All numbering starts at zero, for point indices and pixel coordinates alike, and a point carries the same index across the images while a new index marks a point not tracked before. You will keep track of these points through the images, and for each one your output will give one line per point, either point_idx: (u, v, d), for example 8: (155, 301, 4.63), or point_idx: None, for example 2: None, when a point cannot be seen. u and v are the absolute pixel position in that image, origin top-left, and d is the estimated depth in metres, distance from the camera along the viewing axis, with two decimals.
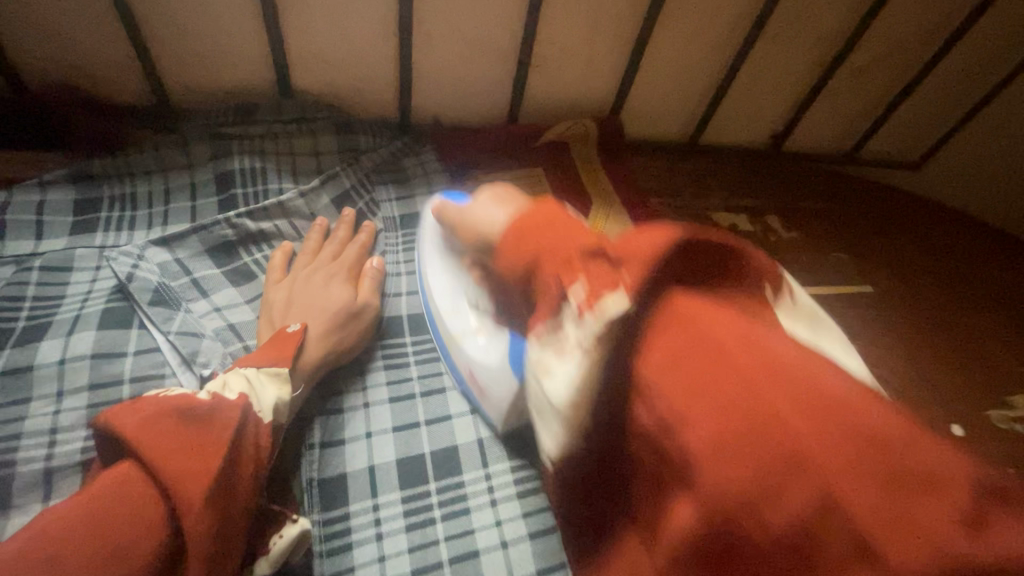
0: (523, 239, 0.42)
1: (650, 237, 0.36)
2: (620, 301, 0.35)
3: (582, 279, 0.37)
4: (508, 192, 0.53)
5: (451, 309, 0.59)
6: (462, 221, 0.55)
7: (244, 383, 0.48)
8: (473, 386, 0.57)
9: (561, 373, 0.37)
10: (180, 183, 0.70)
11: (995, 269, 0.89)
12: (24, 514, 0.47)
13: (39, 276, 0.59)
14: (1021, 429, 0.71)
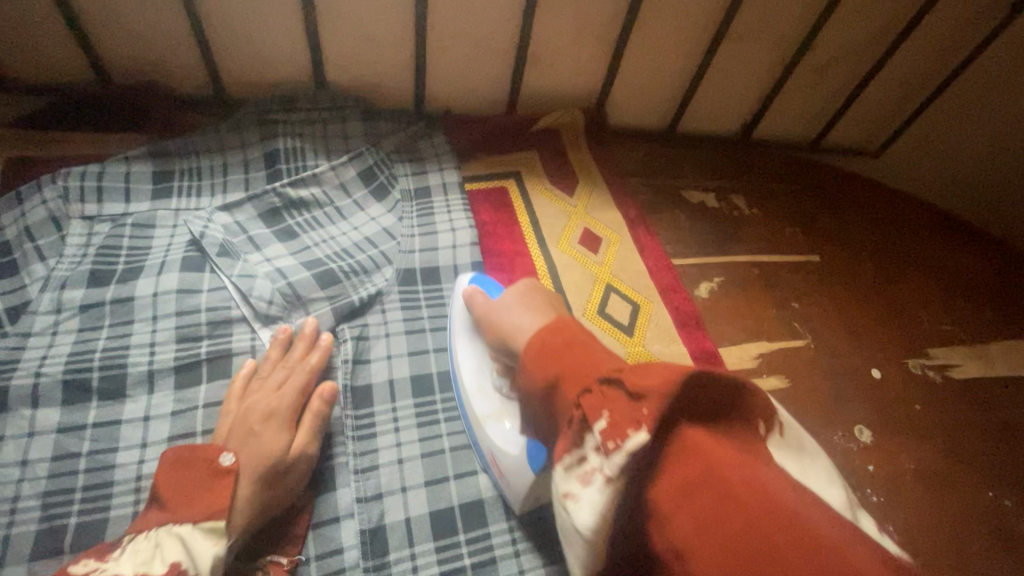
0: (549, 359, 0.48)
1: (661, 374, 0.40)
2: (641, 438, 0.38)
3: (606, 414, 0.41)
4: (534, 295, 0.62)
5: (478, 391, 0.65)
6: (491, 317, 0.63)
7: (175, 547, 0.48)
8: (494, 468, 0.62)
9: (585, 502, 0.40)
10: (236, 159, 0.85)
11: (929, 244, 1.04)
12: (134, 402, 0.63)
13: (132, 231, 0.75)
14: (932, 374, 0.85)
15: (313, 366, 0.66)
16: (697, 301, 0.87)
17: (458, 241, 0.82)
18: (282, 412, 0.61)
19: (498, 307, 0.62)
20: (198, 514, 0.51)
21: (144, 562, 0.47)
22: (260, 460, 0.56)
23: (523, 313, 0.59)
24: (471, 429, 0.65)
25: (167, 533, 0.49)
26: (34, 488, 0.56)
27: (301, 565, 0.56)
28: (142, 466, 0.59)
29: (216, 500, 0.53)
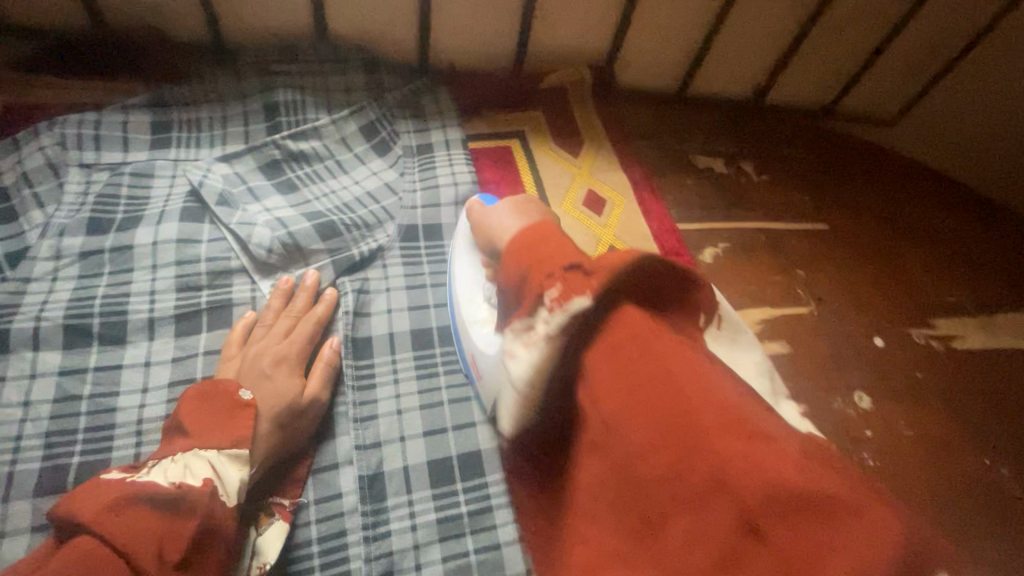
0: (519, 253, 0.48)
1: (616, 256, 0.43)
2: (585, 299, 0.41)
3: (560, 284, 0.43)
4: (528, 203, 0.64)
5: (468, 299, 0.66)
6: (485, 220, 0.65)
7: (208, 468, 0.50)
8: (473, 369, 0.64)
9: (524, 357, 0.43)
10: (235, 111, 0.83)
11: (940, 215, 1.02)
12: (135, 348, 0.63)
13: (130, 180, 0.74)
14: (936, 344, 0.85)
15: (319, 317, 0.67)
16: (701, 265, 0.86)
17: (460, 197, 0.81)
18: (288, 358, 0.62)
19: (492, 218, 0.64)
20: (222, 439, 0.53)
21: (178, 476, 0.48)
22: (264, 403, 0.57)
23: (514, 217, 0.62)
24: (459, 334, 0.67)
25: (198, 455, 0.51)
26: (36, 428, 0.57)
27: (301, 509, 0.57)
28: (143, 410, 0.60)
29: (237, 430, 0.54)
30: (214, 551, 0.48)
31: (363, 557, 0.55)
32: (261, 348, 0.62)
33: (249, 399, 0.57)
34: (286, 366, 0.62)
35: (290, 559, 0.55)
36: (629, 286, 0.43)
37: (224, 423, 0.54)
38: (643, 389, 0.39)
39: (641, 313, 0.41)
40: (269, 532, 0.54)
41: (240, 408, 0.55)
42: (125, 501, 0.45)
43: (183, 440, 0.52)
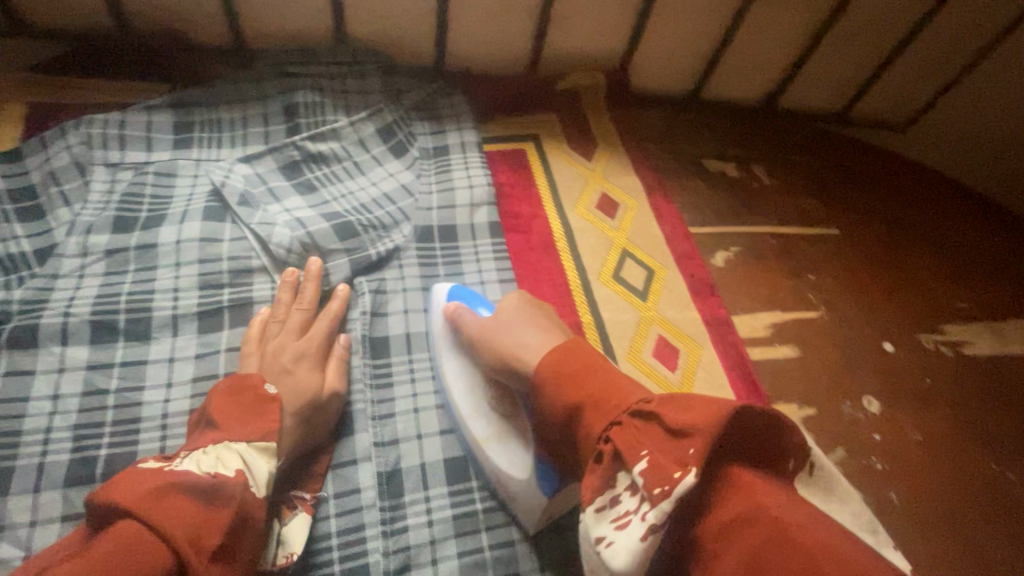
0: (565, 382, 0.50)
1: (703, 408, 0.42)
2: (689, 479, 0.38)
3: (646, 457, 0.41)
4: (528, 312, 0.63)
5: (474, 413, 0.63)
6: (484, 338, 0.62)
7: (238, 459, 0.52)
8: (501, 489, 0.60)
9: (622, 546, 0.39)
10: (256, 113, 0.84)
11: (951, 221, 1.02)
12: (159, 344, 0.65)
13: (154, 179, 0.76)
14: (945, 350, 0.85)
15: (335, 313, 0.68)
16: (712, 269, 0.87)
17: (476, 200, 0.82)
18: (308, 355, 0.63)
19: (494, 327, 0.62)
20: (250, 432, 0.55)
21: (211, 466, 0.50)
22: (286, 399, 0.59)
23: (526, 333, 0.60)
24: (469, 453, 0.63)
25: (228, 446, 0.52)
26: (65, 421, 0.58)
27: (321, 502, 0.59)
28: (167, 405, 0.61)
29: (263, 423, 0.56)
30: (244, 542, 0.49)
31: (381, 550, 0.56)
32: (282, 345, 0.64)
33: (275, 393, 0.58)
34: (305, 362, 0.63)
35: (312, 551, 0.56)
36: (719, 446, 0.42)
37: (251, 416, 0.56)
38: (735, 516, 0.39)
39: (749, 474, 0.41)
40: (293, 523, 0.56)
41: (266, 402, 0.57)
42: (161, 490, 0.46)
43: (211, 434, 0.54)
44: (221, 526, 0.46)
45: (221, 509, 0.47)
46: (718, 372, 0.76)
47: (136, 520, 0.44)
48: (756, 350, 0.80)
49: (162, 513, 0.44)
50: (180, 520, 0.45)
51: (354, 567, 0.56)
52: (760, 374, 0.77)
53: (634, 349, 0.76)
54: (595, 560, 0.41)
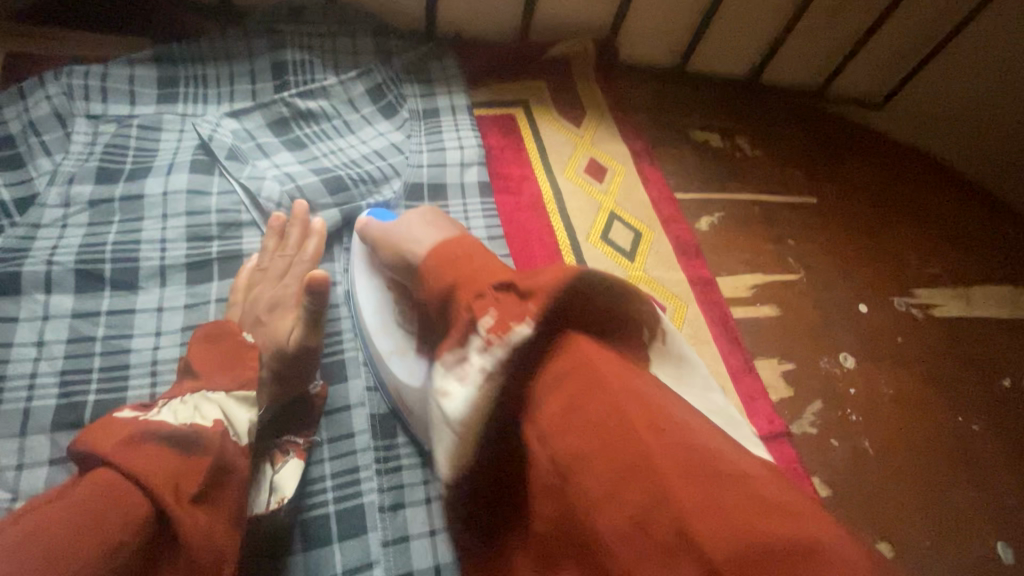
0: (444, 269, 0.47)
1: (556, 271, 0.42)
2: (523, 327, 0.40)
3: (493, 310, 0.42)
4: (438, 220, 0.59)
5: (379, 327, 0.62)
6: (384, 237, 0.60)
7: (218, 410, 0.52)
8: (400, 404, 0.60)
9: (459, 395, 0.41)
10: (242, 70, 0.83)
11: (923, 191, 1.06)
12: (148, 293, 0.64)
13: (138, 132, 0.74)
14: (916, 311, 0.89)
15: (313, 254, 0.67)
16: (696, 233, 0.89)
17: (466, 160, 0.83)
18: (284, 303, 0.63)
19: (395, 230, 0.59)
20: (229, 383, 0.54)
21: (188, 416, 0.50)
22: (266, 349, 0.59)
23: (425, 229, 0.57)
24: (374, 363, 0.63)
25: (206, 397, 0.52)
26: (51, 366, 0.57)
27: (315, 447, 0.60)
28: (158, 352, 0.61)
29: (243, 372, 0.56)
30: (226, 489, 0.49)
31: (376, 489, 0.57)
32: (263, 296, 0.63)
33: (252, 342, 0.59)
34: (281, 311, 0.62)
35: (305, 493, 0.57)
36: (566, 305, 0.41)
37: (233, 365, 0.56)
38: (595, 414, 0.36)
39: (589, 340, 0.40)
40: (285, 469, 0.56)
41: (247, 351, 0.57)
42: (139, 439, 0.45)
43: (193, 382, 0.53)
44: (199, 475, 0.46)
45: (198, 459, 0.47)
46: (702, 329, 0.78)
47: (113, 470, 0.43)
48: (738, 309, 0.82)
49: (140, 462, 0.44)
50: (158, 470, 0.44)
51: (349, 507, 0.57)
52: (742, 332, 0.80)
53: None
54: (438, 411, 0.43)
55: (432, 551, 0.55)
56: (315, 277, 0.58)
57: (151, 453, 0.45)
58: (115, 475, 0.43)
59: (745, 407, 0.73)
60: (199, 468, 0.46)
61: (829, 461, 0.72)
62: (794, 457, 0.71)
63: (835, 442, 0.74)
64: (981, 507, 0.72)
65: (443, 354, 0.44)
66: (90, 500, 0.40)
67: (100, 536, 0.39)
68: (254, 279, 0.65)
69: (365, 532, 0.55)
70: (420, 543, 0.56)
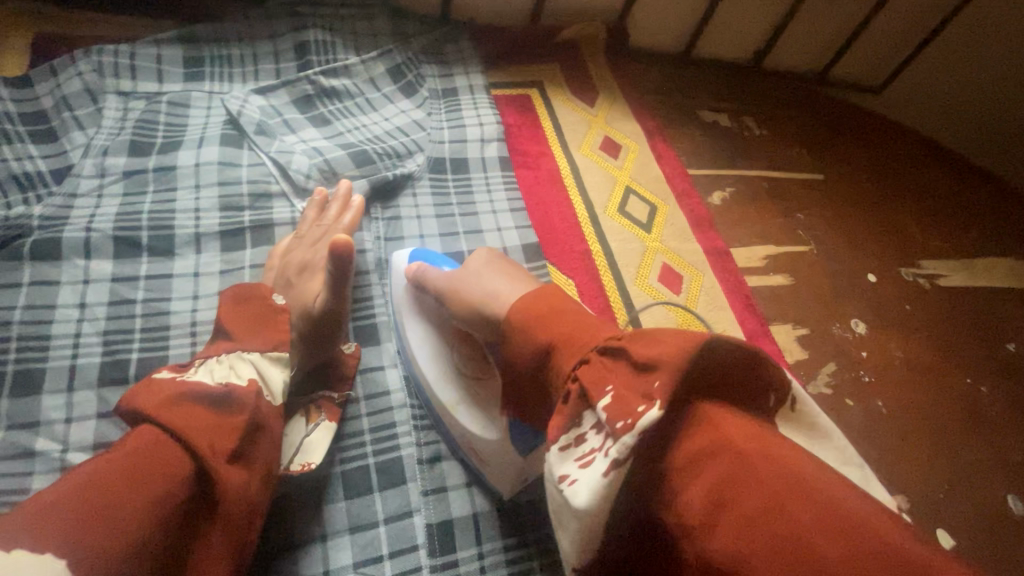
0: (536, 326, 0.42)
1: (670, 341, 0.34)
2: (653, 411, 0.31)
3: (609, 391, 0.34)
4: (502, 263, 0.55)
5: (440, 378, 0.59)
6: (447, 291, 0.55)
7: (252, 369, 0.53)
8: (472, 455, 0.57)
9: (582, 486, 0.33)
10: (266, 50, 0.85)
11: (925, 169, 1.09)
12: (184, 259, 0.65)
13: (168, 108, 0.76)
14: (923, 281, 0.92)
15: (344, 224, 0.68)
16: (709, 207, 0.91)
17: (486, 136, 0.85)
18: (312, 266, 0.64)
19: (458, 279, 0.55)
20: (263, 344, 0.56)
21: (224, 375, 0.50)
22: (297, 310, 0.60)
23: (495, 280, 0.52)
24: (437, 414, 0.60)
25: (241, 356, 0.53)
26: (94, 327, 0.59)
27: (352, 403, 0.61)
28: (196, 314, 0.62)
29: (275, 334, 0.57)
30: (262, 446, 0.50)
31: (413, 443, 0.60)
32: (294, 263, 0.65)
33: (283, 305, 0.60)
34: (310, 273, 0.64)
35: (343, 447, 0.59)
36: (696, 379, 0.32)
37: (265, 327, 0.57)
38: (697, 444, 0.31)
39: (732, 413, 0.32)
40: (317, 431, 0.57)
41: (277, 313, 0.58)
42: (179, 396, 0.46)
43: (228, 343, 0.54)
44: (236, 432, 0.47)
45: (237, 416, 0.48)
46: (718, 296, 0.81)
47: (156, 426, 0.44)
48: (751, 279, 0.84)
49: (184, 417, 0.45)
50: (199, 427, 0.45)
51: (387, 459, 0.59)
52: (756, 300, 0.82)
53: (641, 275, 0.80)
54: (556, 497, 0.35)
55: (468, 500, 0.58)
56: (337, 239, 0.55)
57: (192, 410, 0.46)
58: (155, 432, 0.43)
59: None
60: (232, 424, 0.47)
61: (844, 420, 0.74)
62: None
63: (849, 402, 0.76)
64: (989, 465, 0.75)
65: (549, 434, 0.37)
66: (136, 454, 0.42)
67: (145, 490, 0.40)
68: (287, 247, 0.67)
69: (405, 483, 0.58)
70: (458, 494, 0.58)
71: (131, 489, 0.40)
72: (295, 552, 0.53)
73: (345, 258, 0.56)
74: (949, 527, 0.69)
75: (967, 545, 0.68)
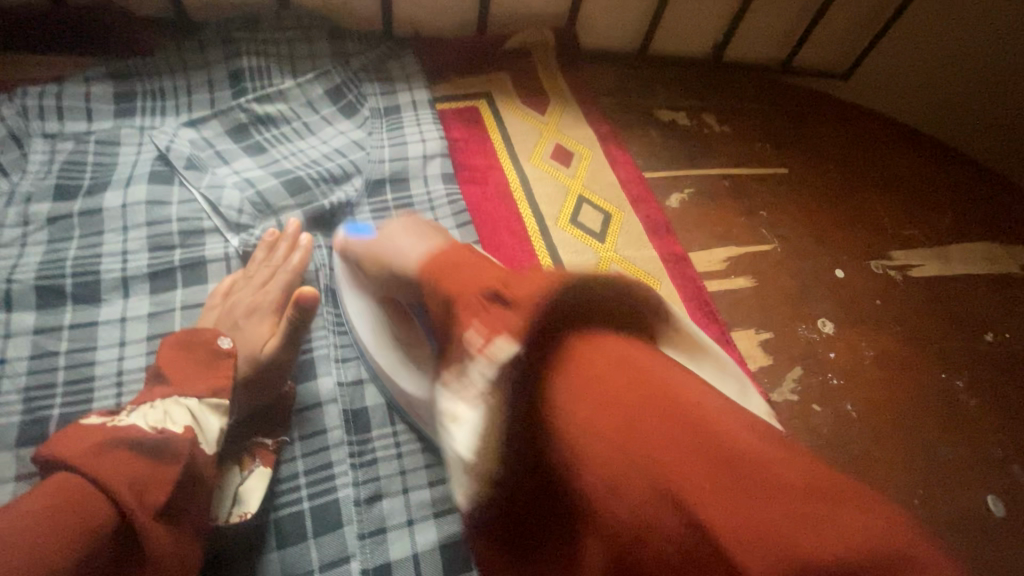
0: (441, 277, 0.48)
1: (530, 284, 0.41)
2: (507, 344, 0.38)
3: (478, 326, 0.41)
4: (417, 223, 0.59)
5: (377, 343, 0.61)
6: (375, 252, 0.59)
7: (188, 416, 0.49)
8: (411, 410, 0.60)
9: (466, 421, 0.40)
10: (200, 80, 0.82)
11: (895, 154, 1.05)
12: (110, 305, 0.63)
13: (95, 147, 0.74)
14: (894, 274, 0.88)
15: (296, 265, 0.66)
16: (668, 210, 0.88)
17: (429, 153, 0.82)
18: (262, 308, 0.63)
19: (379, 239, 0.59)
20: (201, 389, 0.53)
21: (158, 421, 0.48)
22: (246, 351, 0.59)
23: (410, 237, 0.56)
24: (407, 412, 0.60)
25: (176, 402, 0.50)
26: (13, 383, 0.57)
27: (287, 444, 0.59)
28: (123, 362, 0.60)
29: (216, 379, 0.54)
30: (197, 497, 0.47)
31: (350, 482, 0.57)
32: (241, 305, 0.62)
33: (230, 348, 0.56)
34: (257, 315, 0.62)
35: (276, 493, 0.56)
36: (557, 319, 0.38)
37: (203, 372, 0.53)
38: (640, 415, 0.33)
39: (591, 346, 0.37)
40: (251, 478, 0.55)
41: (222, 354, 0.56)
42: (105, 447, 0.44)
43: (160, 389, 0.52)
44: (169, 482, 0.44)
45: (168, 465, 0.45)
46: (678, 304, 0.78)
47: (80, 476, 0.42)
48: (714, 283, 0.82)
49: (106, 470, 0.42)
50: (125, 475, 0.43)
51: (324, 502, 0.56)
52: (718, 304, 0.80)
53: None
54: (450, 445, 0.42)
55: (411, 540, 0.56)
56: (304, 293, 0.59)
57: (115, 461, 0.43)
58: (78, 480, 0.41)
59: None
60: (165, 475, 0.44)
61: (813, 427, 0.71)
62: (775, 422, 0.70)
63: (817, 406, 0.73)
64: (968, 465, 0.72)
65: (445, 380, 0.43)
66: (57, 498, 0.40)
67: (65, 534, 0.39)
68: (231, 284, 0.64)
69: (342, 526, 0.55)
70: (398, 534, 0.56)
71: (49, 535, 0.38)
72: None
73: (310, 307, 0.59)
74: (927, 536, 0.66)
75: None
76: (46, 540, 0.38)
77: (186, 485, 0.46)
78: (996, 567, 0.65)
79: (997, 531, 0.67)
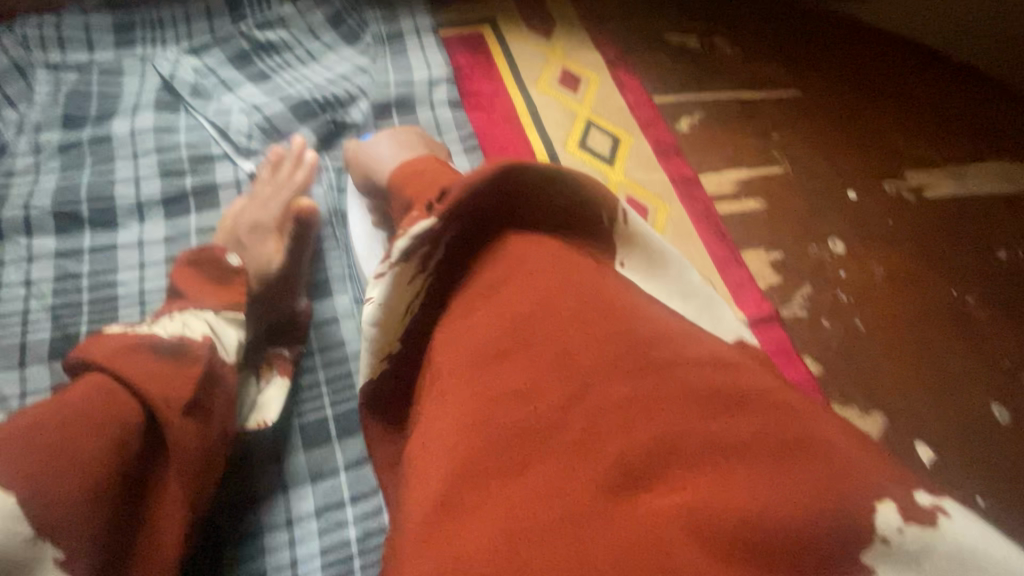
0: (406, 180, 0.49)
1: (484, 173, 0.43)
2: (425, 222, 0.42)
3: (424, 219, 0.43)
4: (408, 136, 0.61)
5: (367, 253, 0.62)
6: (363, 157, 0.60)
7: (205, 325, 0.51)
8: None
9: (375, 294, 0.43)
10: (198, 9, 0.80)
11: (913, 75, 1.02)
12: (126, 229, 0.65)
13: (99, 77, 0.73)
14: (907, 194, 0.87)
15: (300, 183, 0.66)
16: (678, 134, 0.87)
17: (434, 78, 0.81)
18: (264, 225, 0.62)
19: (371, 148, 0.60)
20: (216, 302, 0.53)
21: (176, 329, 0.48)
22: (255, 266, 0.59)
23: (393, 151, 0.59)
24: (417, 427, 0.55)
25: (194, 314, 0.51)
26: (41, 302, 0.59)
27: (308, 355, 0.61)
28: (144, 283, 0.62)
29: (231, 294, 0.55)
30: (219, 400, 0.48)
31: None
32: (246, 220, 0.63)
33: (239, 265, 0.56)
34: (260, 232, 0.62)
35: (299, 400, 0.59)
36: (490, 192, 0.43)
37: (217, 288, 0.54)
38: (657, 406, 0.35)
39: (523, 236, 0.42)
40: (269, 388, 0.56)
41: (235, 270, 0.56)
42: (126, 349, 0.44)
43: (177, 303, 0.53)
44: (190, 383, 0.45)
45: (188, 368, 0.46)
46: (686, 225, 0.78)
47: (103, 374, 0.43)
48: (723, 205, 0.81)
49: (129, 369, 0.43)
50: (147, 375, 0.43)
51: (345, 409, 0.59)
52: (727, 226, 0.79)
53: None
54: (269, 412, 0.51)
55: None
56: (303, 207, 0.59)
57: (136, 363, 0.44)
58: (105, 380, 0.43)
59: (732, 295, 0.73)
60: (186, 376, 0.45)
61: (820, 340, 0.72)
62: (782, 336, 0.71)
63: (826, 321, 0.74)
64: (975, 375, 0.72)
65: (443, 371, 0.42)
66: (89, 396, 0.41)
67: (96, 431, 0.40)
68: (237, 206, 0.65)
69: (363, 430, 0.58)
70: None
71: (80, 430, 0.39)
72: (258, 503, 0.54)
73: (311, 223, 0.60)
74: (931, 441, 0.67)
75: (944, 455, 0.67)
76: (84, 427, 0.40)
77: (207, 389, 0.47)
78: (997, 466, 0.67)
79: (1004, 435, 0.69)
